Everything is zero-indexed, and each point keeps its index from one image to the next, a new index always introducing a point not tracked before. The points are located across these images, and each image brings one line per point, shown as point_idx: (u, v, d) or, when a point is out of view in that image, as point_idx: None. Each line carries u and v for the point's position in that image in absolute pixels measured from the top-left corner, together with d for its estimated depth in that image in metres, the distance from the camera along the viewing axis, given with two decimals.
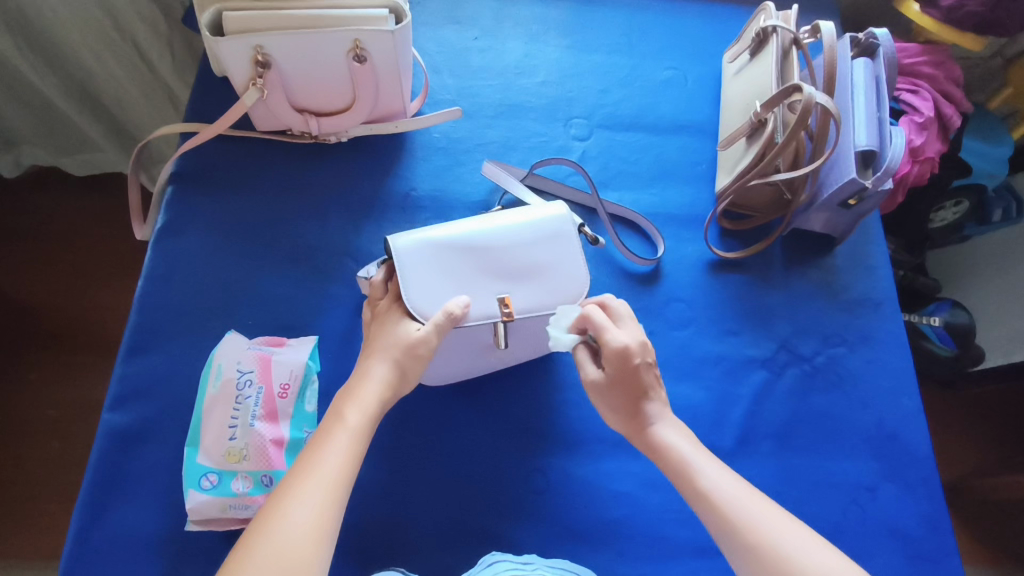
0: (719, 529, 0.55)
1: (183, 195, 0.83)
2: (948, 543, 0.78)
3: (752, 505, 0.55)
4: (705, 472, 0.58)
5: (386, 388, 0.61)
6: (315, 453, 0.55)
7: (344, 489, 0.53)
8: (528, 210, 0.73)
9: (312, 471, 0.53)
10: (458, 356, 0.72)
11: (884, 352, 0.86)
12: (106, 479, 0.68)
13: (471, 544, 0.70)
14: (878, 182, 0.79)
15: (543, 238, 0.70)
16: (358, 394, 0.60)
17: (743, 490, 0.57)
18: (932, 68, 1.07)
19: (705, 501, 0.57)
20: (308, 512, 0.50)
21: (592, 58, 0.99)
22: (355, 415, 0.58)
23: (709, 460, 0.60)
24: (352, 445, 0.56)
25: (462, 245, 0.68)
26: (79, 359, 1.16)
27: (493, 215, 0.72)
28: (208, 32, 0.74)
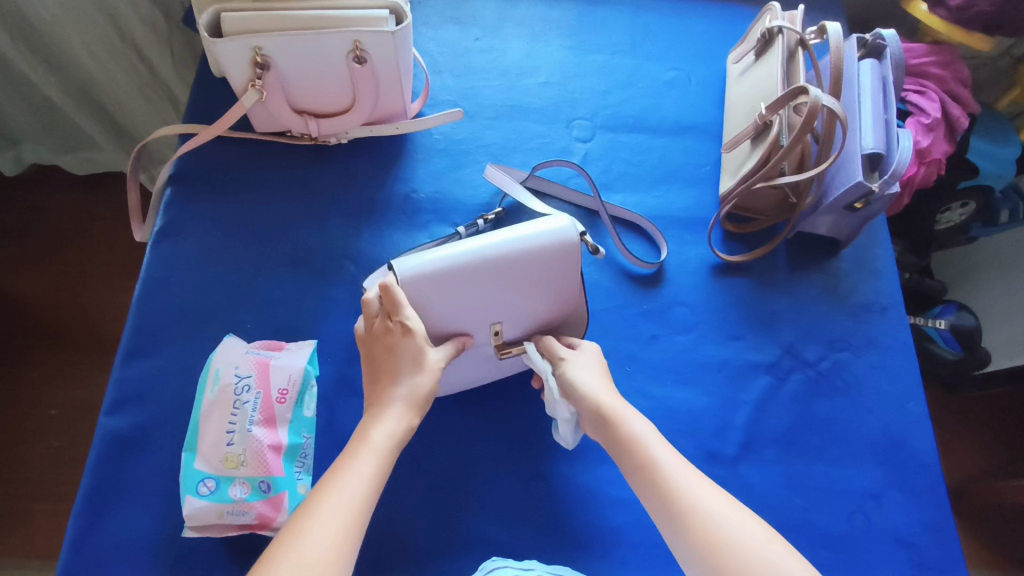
0: (660, 508, 0.56)
1: (182, 196, 0.82)
2: (954, 551, 0.76)
3: (696, 486, 0.56)
4: (654, 447, 0.59)
5: (410, 412, 0.61)
6: (340, 472, 0.55)
7: (367, 512, 0.54)
8: (537, 225, 0.67)
9: (338, 491, 0.53)
10: (457, 365, 0.71)
11: (890, 357, 0.85)
12: (103, 483, 0.67)
13: (471, 551, 0.69)
14: (884, 186, 0.78)
15: (553, 263, 0.67)
16: (381, 417, 0.60)
17: (690, 472, 0.58)
18: (940, 69, 1.05)
19: (648, 476, 0.58)
20: (328, 534, 0.50)
21: (595, 59, 0.98)
22: (381, 436, 0.58)
23: (660, 439, 0.61)
24: (377, 468, 0.56)
25: (468, 275, 0.64)
26: (79, 358, 1.16)
27: (499, 233, 0.66)
28: (207, 32, 0.74)
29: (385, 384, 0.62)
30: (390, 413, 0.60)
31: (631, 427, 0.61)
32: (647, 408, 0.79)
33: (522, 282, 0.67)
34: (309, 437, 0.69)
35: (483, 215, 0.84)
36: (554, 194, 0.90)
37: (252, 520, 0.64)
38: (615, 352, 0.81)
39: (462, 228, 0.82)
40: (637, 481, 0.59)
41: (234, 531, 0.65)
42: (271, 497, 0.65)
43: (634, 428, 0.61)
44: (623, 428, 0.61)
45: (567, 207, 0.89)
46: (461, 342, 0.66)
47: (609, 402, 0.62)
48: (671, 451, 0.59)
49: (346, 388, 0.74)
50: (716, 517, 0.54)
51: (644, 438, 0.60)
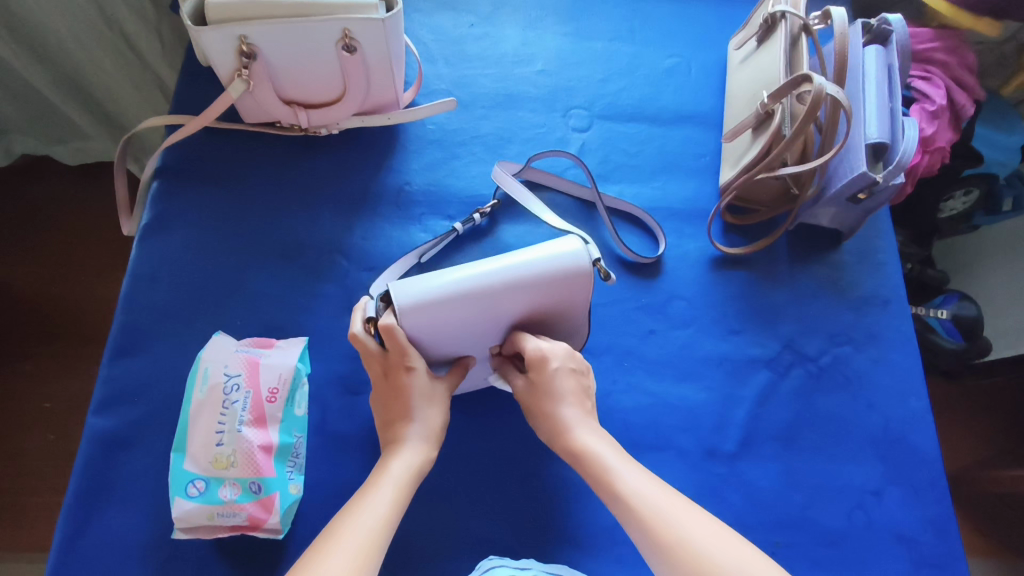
0: (640, 535, 0.54)
1: (169, 189, 0.80)
2: (954, 548, 0.76)
3: (675, 511, 0.54)
4: (625, 476, 0.57)
5: (427, 446, 0.61)
6: (358, 501, 0.55)
7: (386, 538, 0.53)
8: (546, 249, 0.63)
9: (356, 519, 0.53)
10: None
11: (891, 351, 0.84)
12: (91, 485, 0.66)
13: (467, 550, 0.69)
14: (888, 177, 0.76)
15: (561, 289, 0.63)
16: (399, 450, 0.59)
17: (669, 497, 0.55)
18: (946, 55, 1.03)
19: (625, 505, 0.55)
20: (346, 559, 0.49)
21: (593, 46, 0.95)
22: (399, 467, 0.58)
23: (633, 465, 0.58)
24: (396, 497, 0.56)
25: (471, 306, 0.61)
26: (73, 351, 1.14)
27: (505, 259, 0.63)
28: (191, 20, 0.71)
29: (398, 421, 0.62)
30: (411, 447, 0.60)
31: (599, 458, 0.58)
32: (646, 405, 0.78)
33: (527, 310, 0.64)
34: (299, 435, 0.68)
35: (478, 211, 0.82)
36: (559, 189, 0.88)
37: (242, 522, 0.63)
38: (613, 347, 0.80)
39: (459, 225, 0.80)
40: (617, 510, 0.56)
41: (225, 532, 0.64)
42: (262, 498, 0.63)
43: (603, 457, 0.58)
44: (591, 460, 0.59)
45: (565, 200, 0.88)
46: (466, 366, 0.67)
47: (574, 434, 0.60)
48: (643, 478, 0.57)
49: (338, 385, 0.73)
50: (696, 544, 0.51)
51: (613, 469, 0.58)
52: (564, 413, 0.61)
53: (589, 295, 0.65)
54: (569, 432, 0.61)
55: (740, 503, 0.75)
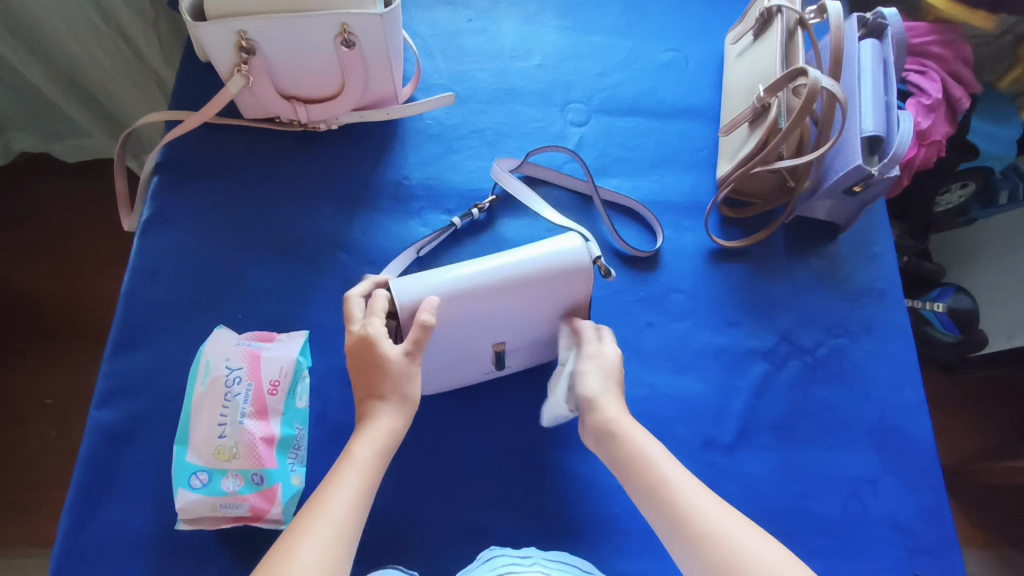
0: (665, 521, 0.55)
1: (169, 185, 0.81)
2: (949, 536, 0.77)
3: (703, 501, 0.54)
4: (661, 465, 0.58)
5: (394, 423, 0.59)
6: (330, 486, 0.54)
7: (354, 524, 0.52)
8: (543, 247, 0.67)
9: (325, 505, 0.52)
10: (454, 370, 0.71)
11: (887, 343, 0.85)
12: (95, 478, 0.67)
13: (468, 541, 0.69)
14: (884, 170, 0.77)
15: (560, 285, 0.66)
16: (366, 429, 0.59)
17: (700, 488, 0.56)
18: (941, 48, 1.04)
19: (655, 493, 0.56)
20: (326, 539, 0.50)
21: (590, 41, 0.96)
22: (365, 449, 0.57)
23: (668, 456, 0.59)
24: (364, 479, 0.55)
25: (474, 303, 0.65)
26: (74, 347, 1.15)
27: (505, 256, 0.66)
28: (190, 15, 0.72)
29: (364, 397, 0.61)
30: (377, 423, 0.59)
31: (637, 447, 0.59)
32: (644, 396, 0.78)
33: (526, 307, 0.67)
34: (301, 428, 0.68)
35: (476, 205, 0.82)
36: (556, 182, 0.88)
37: (245, 512, 0.64)
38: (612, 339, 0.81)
39: (457, 218, 0.81)
40: (645, 497, 0.57)
41: (228, 523, 0.65)
42: (264, 489, 0.64)
43: (643, 447, 0.59)
44: (629, 447, 0.59)
45: (562, 194, 0.88)
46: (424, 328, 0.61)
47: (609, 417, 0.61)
48: (679, 468, 0.57)
49: (339, 377, 0.74)
50: (722, 535, 0.52)
51: (651, 458, 0.58)
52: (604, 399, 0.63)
53: (590, 292, 0.68)
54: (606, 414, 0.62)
55: (738, 493, 0.76)
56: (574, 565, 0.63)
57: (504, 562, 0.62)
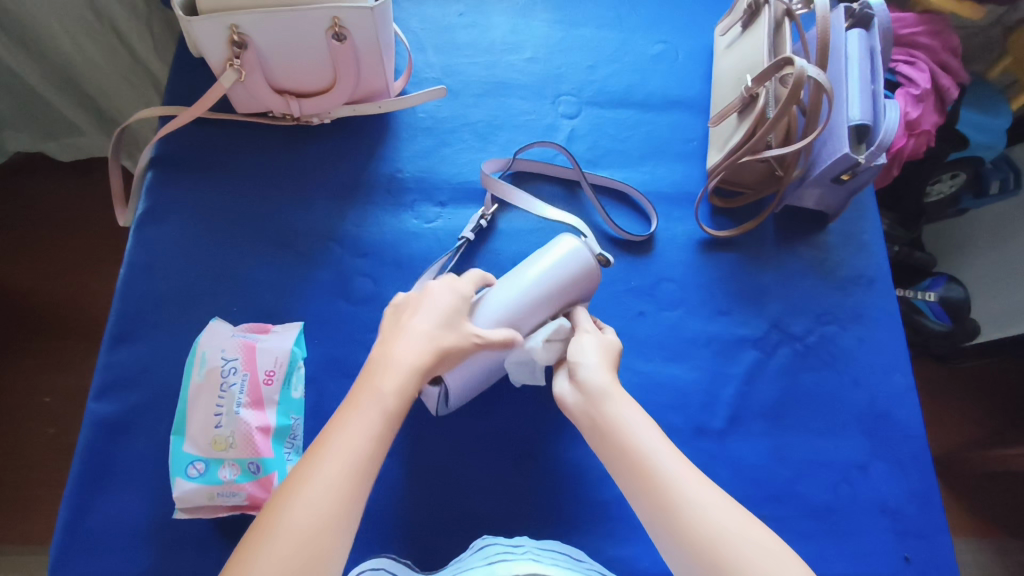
0: (637, 489, 0.54)
1: (164, 179, 0.81)
2: (937, 519, 0.78)
3: (680, 475, 0.54)
4: (639, 433, 0.56)
5: (424, 361, 0.57)
6: (339, 428, 0.52)
7: (373, 465, 0.52)
8: (555, 259, 0.69)
9: (340, 448, 0.51)
10: (485, 380, 0.70)
11: (876, 330, 0.86)
12: (92, 469, 0.67)
13: (463, 528, 0.70)
14: (871, 157, 0.78)
15: (580, 285, 0.69)
16: (391, 364, 0.56)
17: (676, 458, 0.55)
18: (930, 38, 1.05)
19: (631, 463, 0.55)
20: (324, 497, 0.49)
21: (580, 33, 0.96)
22: (392, 389, 0.54)
23: (646, 420, 0.57)
24: (383, 422, 0.53)
25: (505, 325, 0.66)
26: (71, 345, 1.15)
27: (525, 275, 0.68)
28: (182, 10, 0.72)
29: (395, 337, 0.58)
30: (418, 333, 0.58)
31: (614, 410, 0.57)
32: (636, 384, 0.79)
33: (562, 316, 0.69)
34: (297, 417, 0.70)
35: (483, 215, 0.82)
36: (545, 178, 0.89)
37: (242, 501, 0.65)
38: None
39: (467, 232, 0.80)
40: (619, 465, 0.56)
41: (225, 512, 0.65)
42: (261, 478, 0.65)
43: (620, 411, 0.57)
44: (607, 409, 0.57)
45: (553, 184, 0.89)
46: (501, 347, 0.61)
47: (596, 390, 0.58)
48: (658, 437, 0.56)
49: (334, 368, 0.74)
50: (697, 511, 0.52)
51: (628, 425, 0.56)
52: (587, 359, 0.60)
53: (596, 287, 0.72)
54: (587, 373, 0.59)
55: (729, 478, 0.77)
56: (566, 554, 0.64)
57: (497, 550, 0.63)
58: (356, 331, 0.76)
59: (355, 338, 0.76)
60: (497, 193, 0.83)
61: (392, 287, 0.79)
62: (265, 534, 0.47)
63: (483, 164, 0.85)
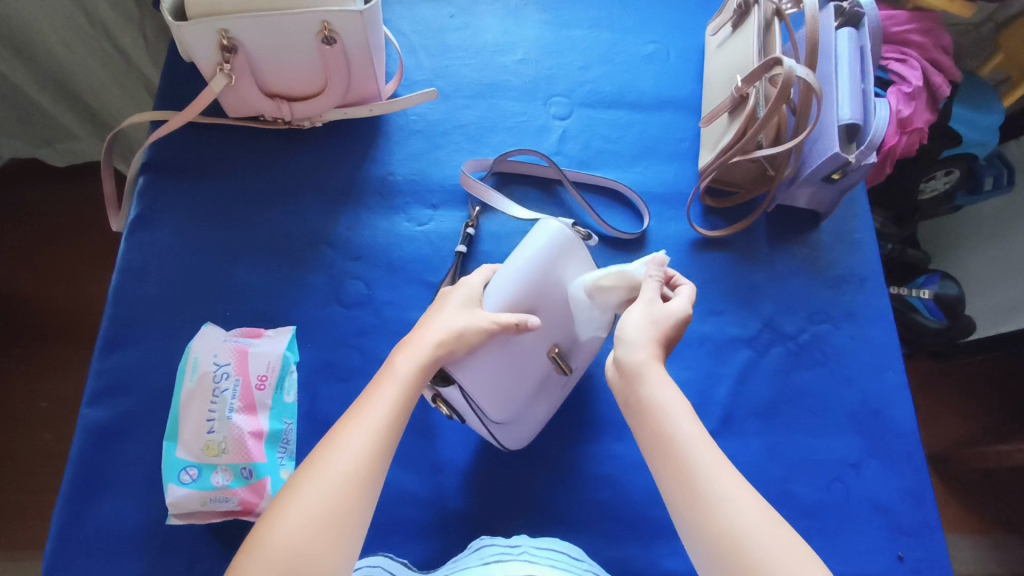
0: (670, 478, 0.51)
1: (156, 184, 0.81)
2: (930, 517, 0.78)
3: (714, 471, 0.50)
4: (679, 421, 0.52)
5: (443, 340, 0.58)
6: (364, 400, 0.53)
7: (395, 433, 0.52)
8: (541, 237, 0.68)
9: (360, 417, 0.51)
10: (516, 392, 0.67)
11: (868, 328, 0.86)
12: (86, 476, 0.67)
13: (457, 530, 0.70)
14: (861, 156, 0.78)
15: (565, 260, 0.69)
16: (411, 344, 0.57)
17: (714, 453, 0.51)
18: (921, 36, 1.05)
19: (668, 455, 0.51)
20: (351, 457, 0.49)
21: (572, 34, 0.97)
22: (406, 364, 0.55)
23: (687, 411, 0.53)
24: (402, 394, 0.53)
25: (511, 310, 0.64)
26: (67, 351, 1.15)
27: (512, 260, 0.67)
28: (171, 15, 0.72)
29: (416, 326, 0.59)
30: (440, 320, 0.59)
31: (656, 396, 0.54)
32: None
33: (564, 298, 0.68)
34: (290, 422, 0.70)
35: (469, 223, 0.82)
36: (526, 181, 0.89)
37: (235, 506, 0.65)
38: None
39: (461, 245, 0.81)
40: (656, 457, 0.52)
41: (219, 517, 0.65)
42: (253, 483, 0.65)
43: (663, 396, 0.54)
44: (648, 395, 0.54)
45: (535, 185, 0.89)
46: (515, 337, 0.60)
47: (634, 364, 0.55)
48: (696, 428, 0.52)
49: (326, 372, 0.74)
50: (727, 510, 0.48)
51: (662, 406, 0.53)
52: (640, 341, 0.57)
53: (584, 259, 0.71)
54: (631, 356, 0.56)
55: None
56: (563, 552, 0.64)
57: (494, 551, 0.62)
58: (348, 335, 0.76)
59: (348, 341, 0.76)
60: (479, 195, 0.83)
61: (385, 290, 0.79)
62: (285, 495, 0.47)
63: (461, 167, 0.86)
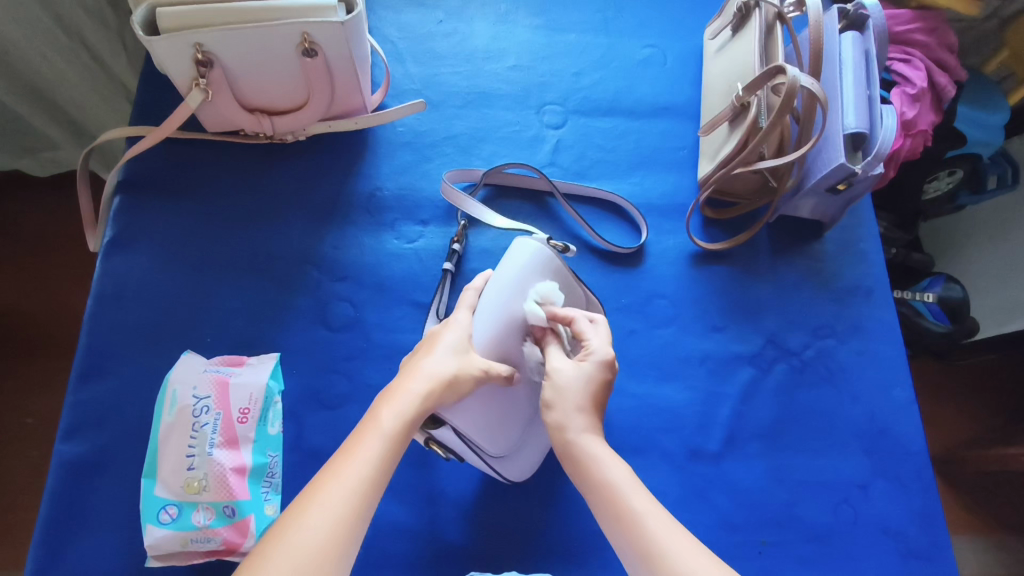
0: (631, 550, 0.51)
1: (133, 204, 0.78)
2: (940, 538, 0.75)
3: (671, 542, 0.50)
4: (608, 467, 0.54)
5: (429, 393, 0.54)
6: (343, 456, 0.50)
7: (370, 500, 0.48)
8: (521, 255, 0.65)
9: (336, 478, 0.48)
10: (509, 426, 0.65)
11: (874, 342, 0.83)
12: (61, 515, 0.65)
13: (451, 565, 0.68)
14: (867, 167, 0.75)
15: (546, 282, 0.66)
16: (396, 394, 0.54)
17: (645, 496, 0.53)
18: (926, 35, 1.01)
19: (606, 503, 0.53)
20: (324, 521, 0.46)
21: (565, 39, 0.93)
22: (391, 418, 0.52)
23: (619, 460, 0.55)
24: (384, 450, 0.50)
25: (499, 343, 0.62)
26: (37, 366, 1.08)
27: (495, 287, 0.64)
28: (142, 28, 0.68)
29: (401, 375, 0.56)
30: (428, 366, 0.56)
31: (586, 446, 0.55)
32: (628, 407, 0.77)
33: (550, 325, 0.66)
34: (274, 455, 0.67)
35: (454, 240, 0.78)
36: (516, 195, 0.85)
37: (218, 546, 0.62)
38: None
39: (450, 263, 0.77)
40: (597, 508, 0.53)
41: (200, 557, 0.63)
42: (236, 522, 0.62)
43: (590, 446, 0.55)
44: (598, 473, 0.54)
45: (525, 196, 0.85)
46: (506, 381, 0.59)
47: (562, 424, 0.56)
48: (624, 471, 0.54)
49: (312, 400, 0.72)
50: (665, 552, 0.49)
51: (596, 458, 0.55)
52: (574, 417, 0.56)
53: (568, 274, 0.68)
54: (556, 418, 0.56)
55: (726, 502, 0.74)
56: None
57: None
58: (336, 360, 0.73)
59: (335, 367, 0.73)
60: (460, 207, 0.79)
61: (374, 311, 0.76)
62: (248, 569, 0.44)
63: (444, 176, 0.81)
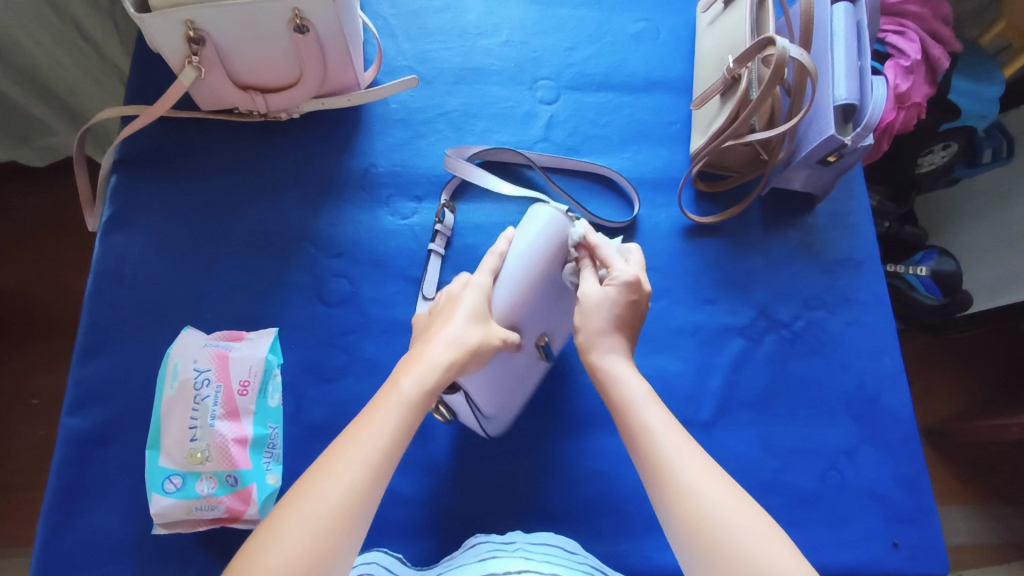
0: (647, 469, 0.50)
1: (129, 184, 0.78)
2: (925, 502, 0.78)
3: (688, 464, 0.49)
4: (645, 413, 0.52)
5: (451, 363, 0.54)
6: (362, 423, 0.50)
7: (389, 467, 0.49)
8: (540, 220, 0.67)
9: (356, 444, 0.49)
10: (504, 390, 0.67)
11: (864, 313, 0.84)
12: (69, 486, 0.67)
13: (452, 531, 0.70)
14: (857, 138, 0.76)
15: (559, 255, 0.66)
16: (417, 363, 0.54)
17: (686, 443, 0.50)
18: (920, 7, 1.01)
19: (640, 443, 0.51)
20: (343, 490, 0.46)
21: (558, 13, 0.93)
22: (412, 384, 0.52)
23: (658, 404, 0.53)
24: (403, 417, 0.51)
25: (511, 307, 0.63)
26: (35, 348, 1.09)
27: (513, 252, 0.65)
28: (133, 6, 0.69)
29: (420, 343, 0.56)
30: (449, 334, 0.56)
31: (623, 390, 0.54)
32: None
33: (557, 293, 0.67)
34: (274, 427, 0.69)
35: (439, 219, 0.80)
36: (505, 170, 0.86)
37: (222, 514, 0.65)
38: None
39: (437, 246, 0.78)
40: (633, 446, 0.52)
41: (205, 525, 0.65)
42: (238, 490, 0.65)
43: (627, 391, 0.54)
44: (618, 391, 0.54)
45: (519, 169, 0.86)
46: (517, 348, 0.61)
47: (592, 348, 0.57)
48: (664, 417, 0.52)
49: (312, 373, 0.73)
50: (701, 501, 0.46)
51: (618, 377, 0.55)
52: (603, 338, 0.57)
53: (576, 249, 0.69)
54: (599, 355, 0.56)
55: None
56: (555, 545, 0.63)
57: (487, 550, 0.61)
58: (334, 334, 0.75)
59: (334, 341, 0.75)
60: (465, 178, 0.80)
61: (370, 286, 0.77)
62: (265, 536, 0.44)
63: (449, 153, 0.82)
